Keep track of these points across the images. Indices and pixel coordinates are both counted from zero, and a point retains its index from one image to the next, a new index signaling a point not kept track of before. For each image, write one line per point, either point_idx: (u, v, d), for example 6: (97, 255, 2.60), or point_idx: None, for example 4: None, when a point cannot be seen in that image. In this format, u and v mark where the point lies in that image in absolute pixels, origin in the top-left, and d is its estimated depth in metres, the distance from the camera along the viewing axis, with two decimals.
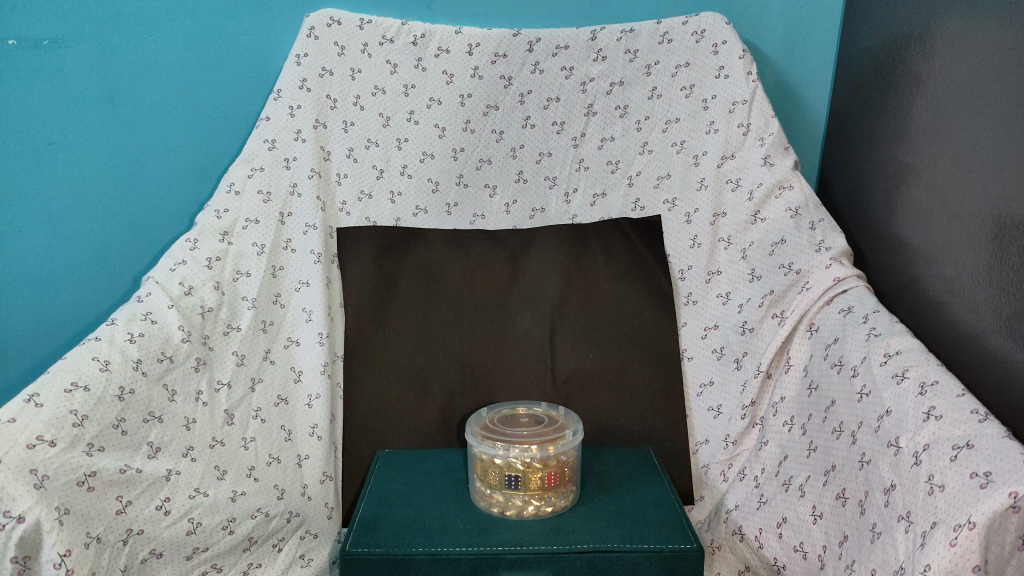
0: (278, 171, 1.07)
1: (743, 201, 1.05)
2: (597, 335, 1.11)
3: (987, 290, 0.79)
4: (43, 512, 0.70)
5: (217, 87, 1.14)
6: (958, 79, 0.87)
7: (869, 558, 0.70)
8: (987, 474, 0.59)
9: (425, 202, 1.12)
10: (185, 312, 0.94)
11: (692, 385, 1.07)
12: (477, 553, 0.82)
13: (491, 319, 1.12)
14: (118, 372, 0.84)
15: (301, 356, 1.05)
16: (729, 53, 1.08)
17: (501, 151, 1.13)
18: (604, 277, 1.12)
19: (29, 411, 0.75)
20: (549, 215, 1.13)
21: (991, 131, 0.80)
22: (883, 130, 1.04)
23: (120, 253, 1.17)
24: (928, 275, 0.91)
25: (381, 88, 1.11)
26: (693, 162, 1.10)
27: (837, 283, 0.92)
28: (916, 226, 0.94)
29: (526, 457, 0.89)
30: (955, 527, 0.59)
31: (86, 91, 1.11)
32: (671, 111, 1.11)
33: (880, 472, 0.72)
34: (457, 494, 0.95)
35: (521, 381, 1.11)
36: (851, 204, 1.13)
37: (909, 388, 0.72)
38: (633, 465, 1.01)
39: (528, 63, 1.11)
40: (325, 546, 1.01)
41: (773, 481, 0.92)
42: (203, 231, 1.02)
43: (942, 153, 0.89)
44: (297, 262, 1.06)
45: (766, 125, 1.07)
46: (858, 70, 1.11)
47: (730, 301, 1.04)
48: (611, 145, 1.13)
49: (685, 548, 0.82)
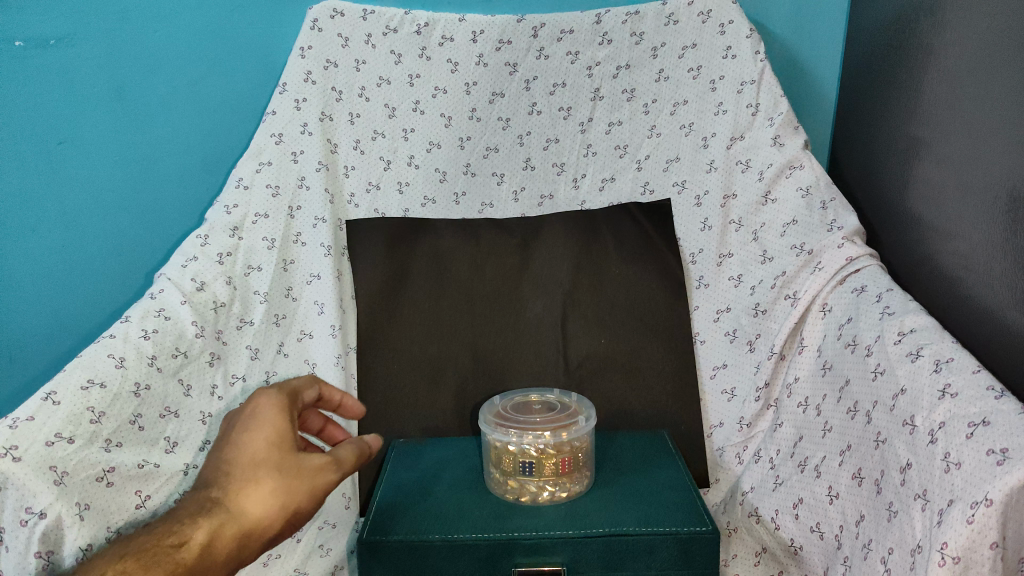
0: (286, 164, 1.07)
1: (754, 181, 1.04)
2: (607, 320, 1.11)
3: (1002, 264, 0.78)
4: (64, 507, 0.72)
5: (224, 81, 1.14)
6: (969, 51, 0.86)
7: (886, 537, 0.70)
8: (1005, 450, 0.59)
9: (432, 192, 1.12)
10: (198, 307, 0.95)
11: (705, 369, 1.08)
12: (493, 539, 0.83)
13: (502, 306, 1.12)
14: (133, 368, 0.84)
15: (314, 348, 1.06)
16: (736, 33, 1.07)
17: (507, 138, 1.13)
18: (614, 262, 1.12)
19: (47, 409, 0.75)
20: (558, 201, 1.13)
21: (1002, 100, 0.79)
22: (894, 106, 1.03)
23: (132, 249, 1.18)
24: (941, 251, 0.91)
25: (386, 78, 1.11)
26: (702, 144, 1.09)
27: (849, 262, 0.91)
28: (929, 201, 0.94)
29: (539, 443, 0.89)
30: (972, 504, 0.58)
31: (94, 89, 1.11)
32: (678, 92, 1.10)
33: (896, 450, 0.72)
34: (472, 481, 0.96)
35: (533, 368, 1.11)
36: (863, 180, 1.12)
37: (924, 365, 0.71)
38: (646, 449, 1.02)
39: (533, 48, 1.11)
40: (344, 535, 1.03)
41: (788, 462, 0.92)
42: (214, 226, 1.01)
43: (955, 126, 0.88)
44: (308, 255, 1.07)
45: (775, 104, 1.05)
46: (867, 47, 1.10)
47: (742, 284, 1.04)
48: (619, 129, 1.12)
49: (701, 530, 0.83)
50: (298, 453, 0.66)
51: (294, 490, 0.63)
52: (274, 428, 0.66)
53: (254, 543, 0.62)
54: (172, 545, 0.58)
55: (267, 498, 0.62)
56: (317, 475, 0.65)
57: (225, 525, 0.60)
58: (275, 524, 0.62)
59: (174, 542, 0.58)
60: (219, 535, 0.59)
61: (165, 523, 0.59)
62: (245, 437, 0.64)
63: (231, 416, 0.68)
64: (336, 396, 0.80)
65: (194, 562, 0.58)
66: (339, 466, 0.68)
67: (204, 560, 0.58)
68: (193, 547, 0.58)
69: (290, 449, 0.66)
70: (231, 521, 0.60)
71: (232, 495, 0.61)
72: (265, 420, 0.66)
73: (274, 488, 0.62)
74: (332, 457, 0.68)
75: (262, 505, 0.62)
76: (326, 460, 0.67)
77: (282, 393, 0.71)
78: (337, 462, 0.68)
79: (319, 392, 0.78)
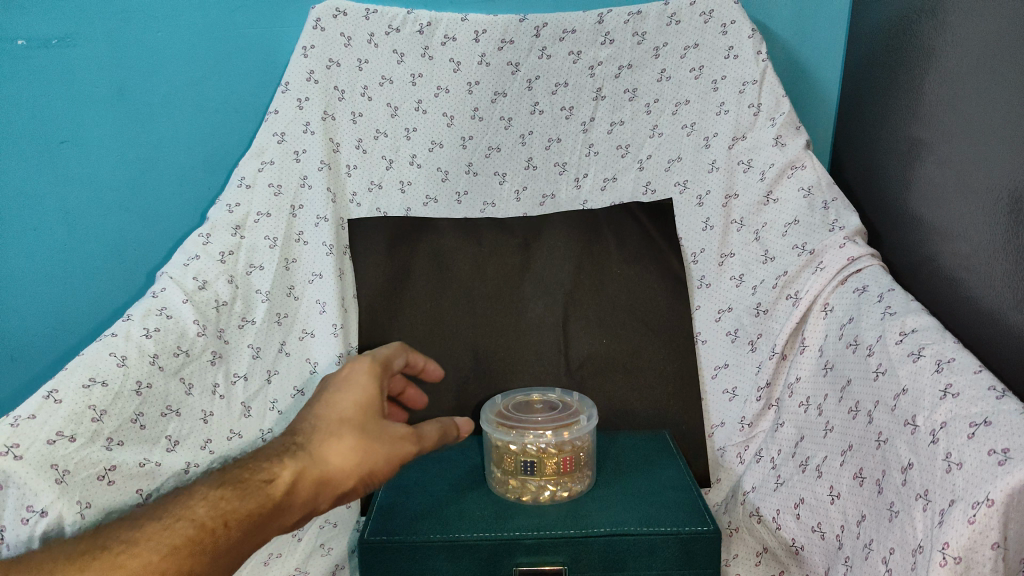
0: (288, 164, 1.07)
1: (755, 181, 1.04)
2: (609, 320, 1.11)
3: (1003, 265, 0.79)
4: (65, 506, 0.75)
5: (226, 79, 1.14)
6: (970, 52, 0.86)
7: (887, 537, 0.70)
8: (1006, 450, 0.59)
9: (434, 191, 1.12)
10: (200, 306, 0.95)
11: (706, 368, 1.08)
12: (494, 539, 0.83)
13: (504, 305, 1.12)
14: (136, 367, 0.85)
15: (316, 347, 1.05)
16: (738, 33, 1.07)
17: (510, 138, 1.13)
18: (615, 262, 1.12)
19: (48, 407, 0.76)
20: (559, 201, 1.13)
21: (1003, 101, 0.79)
22: (896, 106, 1.03)
23: (134, 248, 1.18)
24: (943, 252, 0.91)
25: (389, 78, 1.11)
26: (704, 144, 1.09)
27: (851, 262, 0.91)
28: (930, 202, 0.94)
29: (541, 443, 0.89)
30: (973, 504, 0.59)
31: (96, 87, 1.11)
32: (680, 92, 1.10)
33: (897, 451, 0.72)
34: (474, 480, 0.96)
35: (535, 367, 1.11)
36: (864, 181, 1.12)
37: (925, 365, 0.72)
38: (647, 449, 1.02)
39: (535, 48, 1.11)
40: (345, 535, 1.03)
41: (790, 462, 0.92)
42: (216, 225, 1.01)
43: (956, 127, 0.89)
44: (310, 254, 1.07)
45: (777, 104, 1.05)
46: (869, 47, 1.10)
47: (743, 284, 1.04)
48: (621, 129, 1.12)
49: (701, 530, 0.83)
50: (380, 420, 0.71)
51: (372, 449, 0.68)
52: (362, 391, 0.72)
53: (332, 491, 0.66)
54: (263, 480, 0.63)
55: (348, 453, 0.66)
56: (396, 444, 0.70)
57: (308, 467, 0.65)
58: (352, 477, 0.66)
59: (265, 476, 0.64)
60: (303, 476, 0.64)
61: (258, 459, 0.66)
62: (337, 396, 0.70)
63: (326, 378, 0.75)
64: (419, 362, 0.93)
65: (280, 498, 0.63)
66: (418, 440, 0.72)
67: (287, 498, 0.63)
68: (280, 484, 0.63)
69: (373, 414, 0.71)
70: (313, 465, 0.65)
71: (317, 443, 0.67)
72: (356, 385, 0.72)
73: (355, 442, 0.67)
74: (413, 431, 0.72)
75: (343, 456, 0.66)
76: (407, 432, 0.71)
77: (373, 363, 0.77)
78: (416, 436, 0.73)
79: (404, 361, 0.88)
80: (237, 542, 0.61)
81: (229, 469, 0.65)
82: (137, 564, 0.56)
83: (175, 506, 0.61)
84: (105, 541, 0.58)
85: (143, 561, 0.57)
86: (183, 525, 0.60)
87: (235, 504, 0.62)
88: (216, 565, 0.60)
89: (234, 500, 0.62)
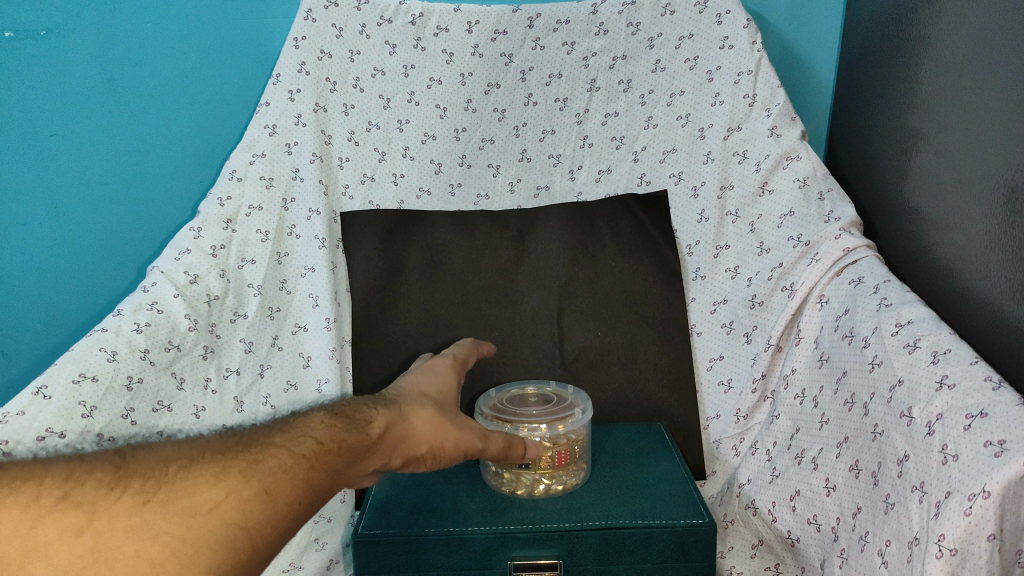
0: (279, 156, 1.06)
1: (750, 172, 1.04)
2: (604, 313, 1.11)
3: (999, 255, 0.78)
4: None
5: (216, 71, 1.13)
6: (966, 40, 0.85)
7: (883, 529, 0.70)
8: (1002, 442, 0.58)
9: (427, 184, 1.12)
10: (191, 300, 0.94)
11: (702, 360, 1.07)
12: (489, 532, 0.82)
13: (498, 299, 1.11)
14: (126, 362, 0.85)
15: (309, 342, 1.04)
16: (733, 23, 1.05)
17: (503, 130, 1.12)
18: (610, 254, 1.11)
19: (37, 403, 0.78)
20: (554, 193, 1.12)
21: (998, 90, 0.79)
22: (892, 96, 1.02)
23: (124, 242, 1.17)
24: (939, 242, 0.90)
25: (381, 70, 1.10)
26: (698, 135, 1.08)
27: (847, 253, 0.90)
28: (926, 192, 0.93)
29: (536, 436, 0.88)
30: (969, 496, 0.58)
31: (86, 80, 1.10)
32: (675, 83, 1.09)
33: (893, 442, 0.71)
34: (469, 474, 0.95)
35: (529, 360, 1.11)
36: (861, 172, 1.12)
37: (920, 357, 0.71)
38: (642, 442, 1.01)
39: (529, 39, 1.10)
40: (339, 529, 1.02)
41: (785, 454, 0.91)
42: (207, 219, 1.00)
43: (952, 116, 0.88)
44: (301, 248, 1.06)
45: (772, 95, 1.04)
46: (865, 38, 1.09)
47: (739, 276, 1.03)
48: (615, 120, 1.11)
49: (697, 523, 0.82)
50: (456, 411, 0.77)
51: (445, 428, 0.72)
52: (445, 384, 0.81)
53: (407, 453, 0.69)
54: (364, 420, 0.67)
55: (426, 422, 0.71)
56: (466, 435, 0.74)
57: (396, 422, 0.69)
58: (427, 444, 0.70)
59: (365, 418, 0.67)
60: (393, 428, 0.68)
61: (356, 405, 0.69)
62: (423, 381, 0.80)
63: (415, 369, 0.85)
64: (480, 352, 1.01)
65: (375, 440, 0.66)
66: (483, 441, 0.77)
67: (378, 443, 0.66)
68: (375, 428, 0.67)
69: (449, 403, 0.79)
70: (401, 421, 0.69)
71: (405, 406, 0.72)
72: (440, 379, 0.82)
73: (436, 414, 0.72)
74: (482, 432, 0.78)
75: (424, 424, 0.71)
76: (478, 430, 0.77)
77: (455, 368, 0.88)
78: (483, 437, 0.78)
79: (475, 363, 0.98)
80: (343, 467, 0.62)
81: (333, 405, 0.68)
82: (276, 461, 0.58)
83: (292, 424, 0.63)
84: (245, 440, 0.60)
85: (281, 460, 0.58)
86: (305, 438, 0.61)
87: (343, 433, 0.64)
88: (327, 484, 0.61)
89: (342, 430, 0.64)
